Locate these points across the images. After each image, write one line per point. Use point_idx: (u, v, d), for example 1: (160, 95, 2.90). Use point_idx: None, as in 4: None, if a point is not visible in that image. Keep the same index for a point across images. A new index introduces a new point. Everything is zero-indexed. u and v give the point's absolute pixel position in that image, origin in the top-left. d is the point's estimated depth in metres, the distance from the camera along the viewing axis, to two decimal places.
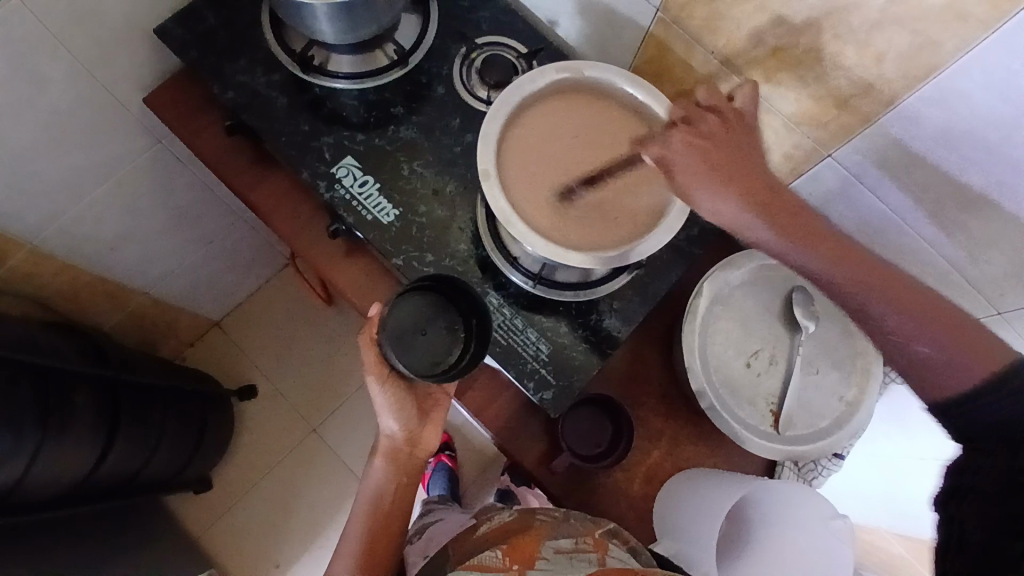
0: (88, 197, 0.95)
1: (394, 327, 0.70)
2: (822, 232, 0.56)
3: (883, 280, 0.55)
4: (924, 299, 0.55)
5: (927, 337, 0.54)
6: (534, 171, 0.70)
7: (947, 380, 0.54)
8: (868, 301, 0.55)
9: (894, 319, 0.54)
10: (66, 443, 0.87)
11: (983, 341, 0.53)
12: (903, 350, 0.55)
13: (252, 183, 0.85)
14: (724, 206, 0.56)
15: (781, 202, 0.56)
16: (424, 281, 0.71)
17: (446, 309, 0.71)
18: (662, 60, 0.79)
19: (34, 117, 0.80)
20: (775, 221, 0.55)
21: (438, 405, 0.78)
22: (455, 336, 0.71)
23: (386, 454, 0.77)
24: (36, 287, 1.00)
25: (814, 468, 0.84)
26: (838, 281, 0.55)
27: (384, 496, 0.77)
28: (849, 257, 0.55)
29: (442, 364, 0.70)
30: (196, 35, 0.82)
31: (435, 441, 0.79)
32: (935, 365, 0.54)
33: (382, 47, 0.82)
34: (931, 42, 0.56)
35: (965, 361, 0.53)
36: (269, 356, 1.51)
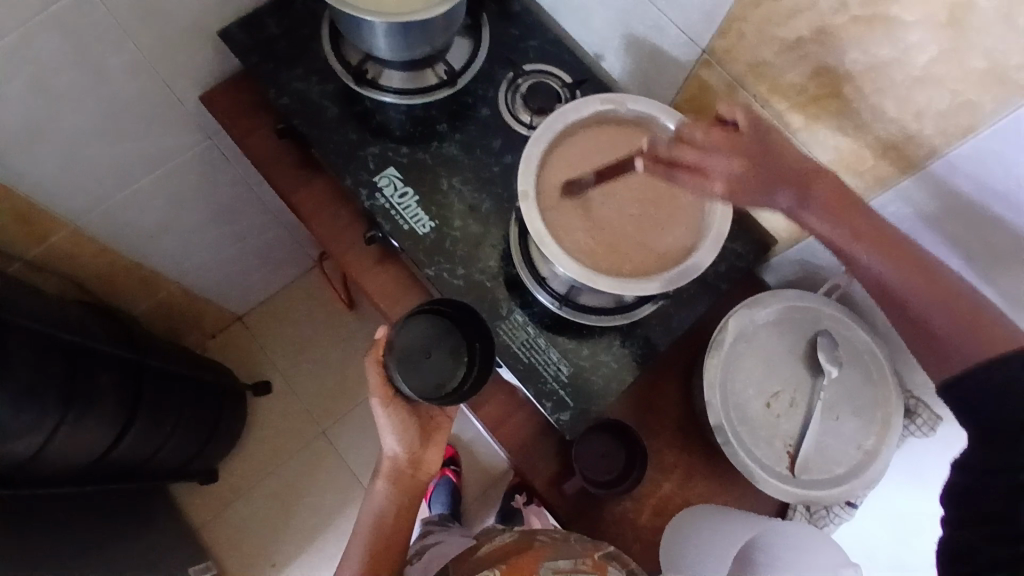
0: (134, 184, 0.99)
1: (402, 349, 0.71)
2: (863, 210, 0.61)
3: (899, 255, 0.59)
4: (942, 282, 0.58)
5: (944, 318, 0.57)
6: (570, 197, 0.71)
7: (949, 358, 0.56)
8: (891, 280, 0.58)
9: (913, 296, 0.58)
10: (86, 421, 0.90)
11: (997, 329, 0.54)
12: (916, 325, 0.58)
13: (295, 185, 0.87)
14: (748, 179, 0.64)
15: (840, 191, 0.62)
16: (432, 305, 0.72)
17: (451, 333, 0.73)
18: (702, 100, 0.80)
19: (95, 104, 0.84)
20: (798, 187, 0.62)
21: (439, 427, 0.79)
22: (458, 361, 0.72)
23: (388, 475, 0.78)
24: (74, 267, 1.03)
25: (825, 516, 0.83)
26: (861, 253, 0.60)
27: (385, 516, 0.77)
28: (889, 244, 0.59)
29: (444, 387, 0.71)
30: (257, 41, 0.86)
31: (436, 464, 0.80)
32: (943, 339, 0.56)
33: (433, 67, 0.85)
34: (970, 103, 0.57)
35: (974, 345, 0.54)
36: (287, 355, 1.53)
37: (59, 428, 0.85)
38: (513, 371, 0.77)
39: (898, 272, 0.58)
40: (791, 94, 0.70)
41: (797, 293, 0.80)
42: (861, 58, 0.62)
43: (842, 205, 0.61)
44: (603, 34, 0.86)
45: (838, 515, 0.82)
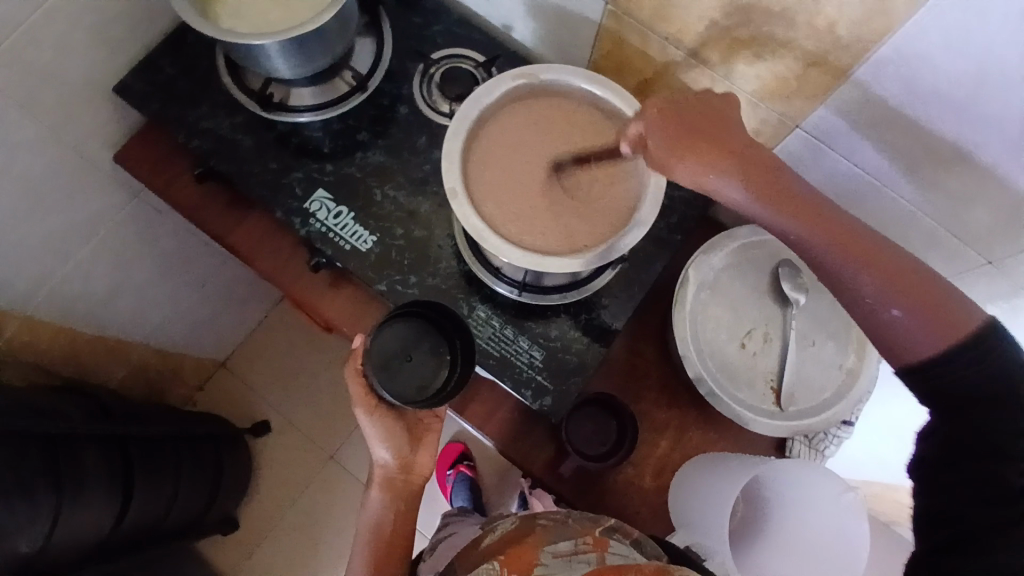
0: (72, 259, 0.96)
1: (379, 355, 0.69)
2: (806, 199, 0.57)
3: (851, 248, 0.55)
4: (900, 269, 0.55)
5: (901, 304, 0.54)
6: (502, 184, 0.69)
7: (898, 347, 0.56)
8: (845, 270, 0.56)
9: (874, 292, 0.55)
10: (81, 504, 0.88)
11: (956, 312, 0.54)
12: (873, 316, 0.56)
13: (229, 226, 0.85)
14: (703, 171, 0.57)
15: (769, 174, 0.57)
16: (409, 308, 0.70)
17: (430, 334, 0.70)
18: (617, 53, 0.78)
19: (7, 190, 0.80)
20: (744, 179, 0.56)
21: (430, 428, 0.77)
22: (440, 361, 0.69)
23: (382, 483, 0.76)
24: (37, 354, 1.00)
25: (825, 439, 0.82)
26: (814, 242, 0.56)
27: (384, 525, 0.75)
28: (849, 243, 0.56)
29: (428, 389, 0.68)
30: (154, 88, 0.82)
31: (430, 466, 0.78)
32: (903, 335, 0.55)
33: (340, 76, 0.81)
34: (880, 5, 0.55)
35: (928, 334, 0.54)
36: (278, 389, 1.51)
37: (57, 518, 0.83)
38: (486, 368, 0.76)
39: (851, 264, 0.55)
40: (702, 29, 0.68)
41: (751, 229, 0.79)
42: None
43: (782, 200, 0.56)
44: (506, 5, 0.82)
45: (836, 436, 0.81)
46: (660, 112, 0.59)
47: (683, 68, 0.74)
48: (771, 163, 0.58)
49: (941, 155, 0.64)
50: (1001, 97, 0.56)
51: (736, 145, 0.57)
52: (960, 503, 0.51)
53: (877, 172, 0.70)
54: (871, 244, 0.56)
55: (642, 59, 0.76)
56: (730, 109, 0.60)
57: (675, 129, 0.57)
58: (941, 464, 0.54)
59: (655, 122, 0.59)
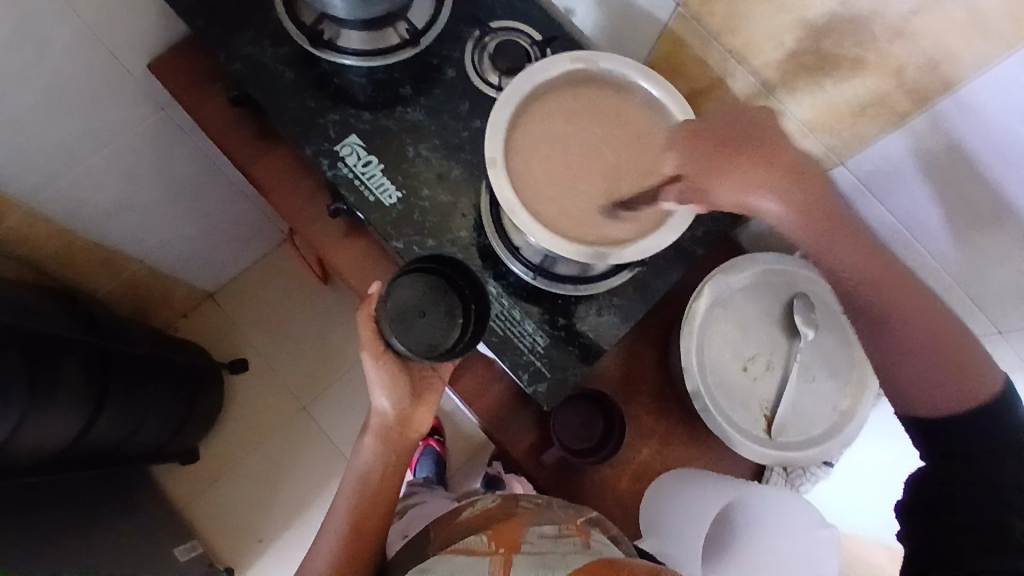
0: (86, 162, 0.93)
1: (393, 306, 0.69)
2: (858, 229, 0.58)
3: (907, 303, 0.59)
4: (946, 327, 0.60)
5: (937, 360, 0.59)
6: (541, 164, 0.68)
7: (919, 404, 0.62)
8: (899, 321, 0.59)
9: (920, 351, 0.59)
10: (53, 409, 0.86)
11: (983, 374, 0.59)
12: (910, 370, 0.61)
13: (254, 157, 0.83)
14: (760, 200, 0.55)
15: (822, 202, 0.56)
16: (425, 263, 0.70)
17: (447, 293, 0.70)
18: (675, 56, 0.77)
19: (37, 79, 0.78)
20: (799, 206, 0.55)
21: (432, 387, 0.76)
22: (453, 321, 0.70)
23: (376, 432, 0.76)
24: (30, 251, 0.98)
25: (801, 475, 0.83)
26: (869, 286, 0.58)
27: (372, 473, 0.75)
28: (909, 294, 0.59)
29: (438, 348, 0.69)
30: (202, 3, 0.80)
31: (426, 423, 0.78)
32: (930, 390, 0.60)
33: (394, 26, 0.80)
34: (951, 56, 0.56)
35: (953, 392, 0.59)
36: (263, 331, 1.50)
37: (25, 417, 0.81)
38: (487, 344, 0.76)
39: (895, 302, 0.58)
40: (768, 47, 0.67)
41: (773, 256, 0.79)
42: (841, 7, 0.59)
43: (846, 230, 0.57)
44: None
45: (813, 474, 0.83)
46: (693, 138, 0.61)
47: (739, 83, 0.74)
48: (819, 179, 0.57)
49: (976, 214, 0.63)
50: None
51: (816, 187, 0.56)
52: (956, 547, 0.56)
53: (910, 224, 0.70)
54: (909, 281, 0.59)
55: (699, 67, 0.76)
56: (771, 126, 0.58)
57: (711, 149, 0.59)
58: (933, 504, 0.60)
59: (689, 151, 0.61)
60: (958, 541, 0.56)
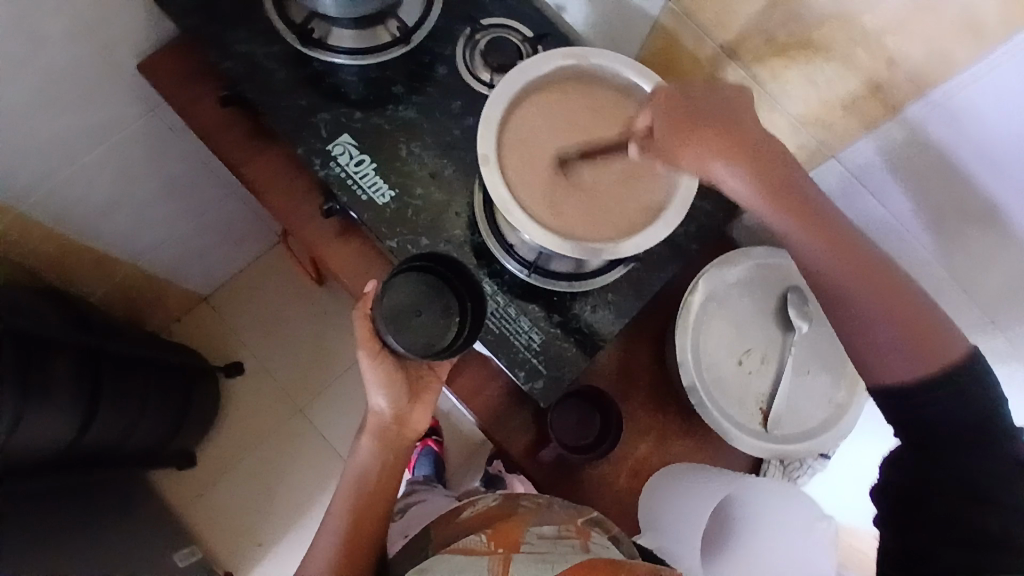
0: (76, 163, 0.93)
1: (390, 305, 0.68)
2: (819, 208, 0.59)
3: (865, 273, 0.59)
4: (907, 299, 0.59)
5: (891, 326, 0.59)
6: (534, 161, 0.68)
7: (873, 367, 0.61)
8: (849, 291, 0.59)
9: (877, 317, 0.59)
10: (48, 411, 0.85)
11: (945, 343, 0.58)
12: (863, 339, 0.60)
13: (247, 156, 0.83)
14: (709, 162, 0.58)
15: (772, 174, 0.58)
16: (424, 262, 0.70)
17: (443, 293, 0.70)
18: (667, 52, 0.77)
19: (24, 80, 0.77)
20: (750, 175, 0.57)
21: (429, 387, 0.76)
22: (449, 320, 0.70)
23: (373, 431, 0.75)
24: (22, 253, 0.97)
25: (799, 467, 0.83)
26: (825, 263, 0.59)
27: (370, 473, 0.74)
28: (861, 264, 0.59)
29: (435, 346, 0.68)
30: (192, 2, 0.80)
31: (424, 423, 0.77)
32: (882, 356, 0.60)
33: (385, 24, 0.80)
34: (942, 48, 0.56)
35: (909, 358, 0.59)
36: (258, 334, 1.49)
37: (19, 419, 0.80)
38: (483, 342, 0.76)
39: (846, 277, 0.59)
40: (760, 41, 0.67)
41: (767, 250, 0.79)
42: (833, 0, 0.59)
43: (802, 215, 0.58)
44: None
45: (810, 466, 0.83)
46: (668, 101, 0.61)
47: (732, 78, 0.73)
48: (774, 152, 0.58)
49: (969, 208, 0.64)
50: None
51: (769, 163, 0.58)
52: (926, 541, 0.56)
53: (903, 218, 0.70)
54: (869, 258, 0.60)
55: (692, 62, 0.76)
56: (743, 102, 0.60)
57: (677, 115, 0.60)
58: (908, 494, 0.59)
59: (663, 111, 0.61)
60: (936, 539, 0.55)
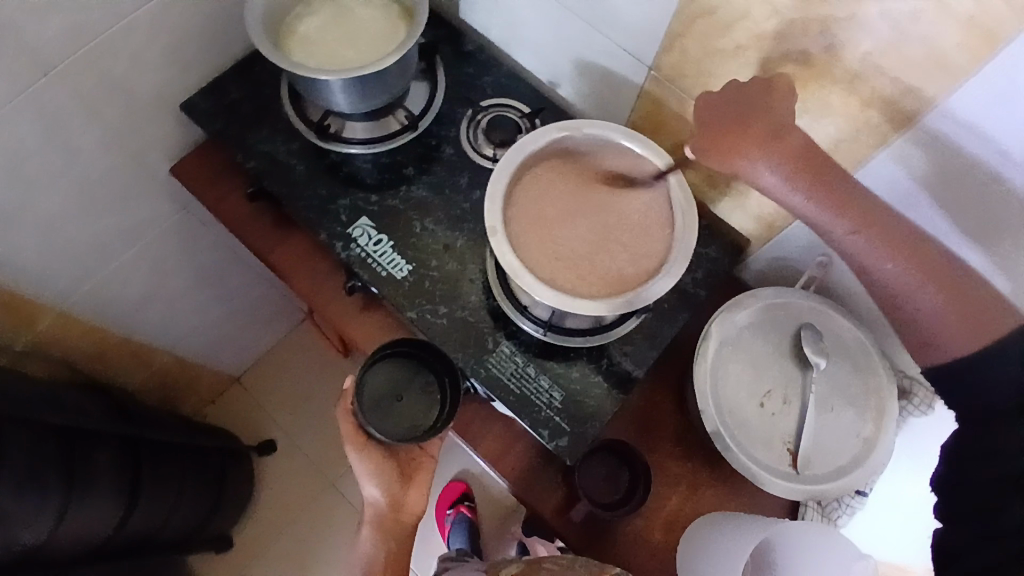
0: (115, 260, 1.00)
1: (371, 396, 0.72)
2: (850, 191, 0.59)
3: (897, 249, 0.57)
4: (949, 277, 0.56)
5: (941, 300, 0.55)
6: (539, 228, 0.72)
7: (926, 346, 0.57)
8: (887, 272, 0.57)
9: (920, 296, 0.56)
10: (89, 499, 0.88)
11: (992, 313, 0.54)
12: (910, 313, 0.57)
13: (272, 243, 0.89)
14: (733, 156, 0.62)
15: (811, 161, 0.60)
16: (394, 349, 0.74)
17: (419, 374, 0.74)
18: (657, 115, 0.82)
19: (68, 188, 0.85)
20: (781, 164, 0.60)
21: (421, 467, 0.78)
22: (431, 398, 0.73)
23: (373, 522, 0.79)
24: (64, 349, 1.04)
25: (837, 508, 0.81)
26: (857, 249, 0.59)
27: (376, 562, 0.78)
28: (900, 249, 0.57)
29: (420, 426, 0.72)
30: (219, 108, 0.88)
31: (421, 505, 0.80)
32: (931, 333, 0.56)
33: (394, 114, 0.86)
34: (911, 88, 0.59)
35: (951, 331, 0.55)
36: (290, 413, 1.52)
37: (64, 512, 0.84)
38: (506, 404, 0.78)
39: (877, 249, 0.57)
40: None
41: (774, 291, 0.81)
42: (802, 57, 0.64)
43: (822, 185, 0.59)
44: (554, 63, 0.88)
45: (849, 506, 0.80)
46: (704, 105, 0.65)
47: None
48: (813, 148, 0.61)
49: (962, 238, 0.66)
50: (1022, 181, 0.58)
51: (817, 159, 0.61)
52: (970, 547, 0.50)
53: None
54: (904, 233, 0.58)
55: (680, 122, 0.80)
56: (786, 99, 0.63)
57: (722, 125, 0.63)
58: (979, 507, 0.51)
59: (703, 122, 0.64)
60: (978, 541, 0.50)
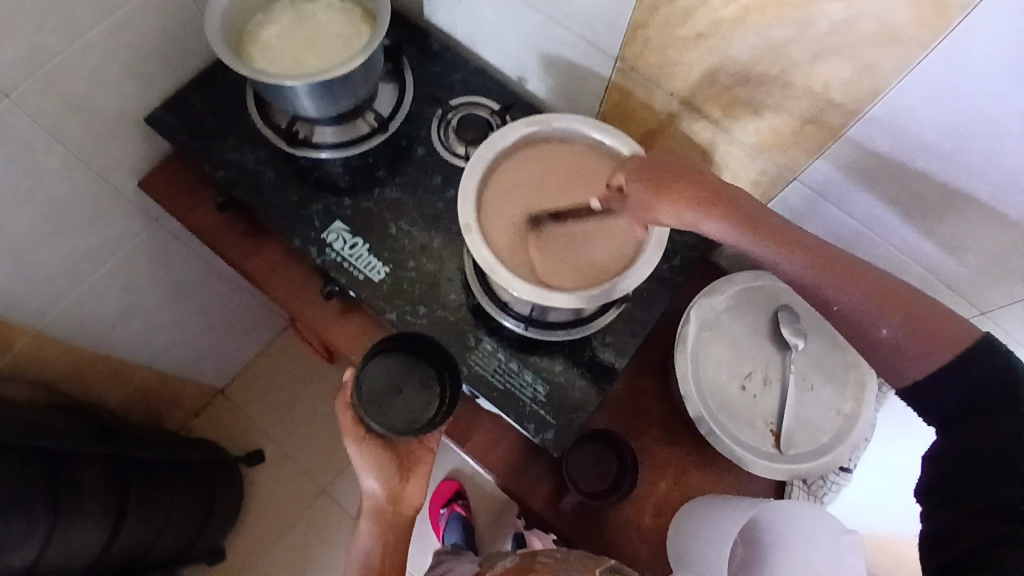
0: (88, 279, 0.98)
1: (369, 389, 0.71)
2: (785, 227, 0.54)
3: (851, 276, 0.52)
4: (908, 301, 0.52)
5: (898, 326, 0.51)
6: (515, 224, 0.72)
7: (895, 372, 0.53)
8: (844, 301, 0.52)
9: (883, 324, 0.52)
10: (75, 524, 0.87)
11: (951, 330, 0.51)
12: (873, 341, 0.53)
13: (246, 253, 0.88)
14: (668, 209, 0.56)
15: (745, 210, 0.54)
16: (394, 342, 0.73)
17: (419, 367, 0.73)
18: (624, 105, 0.82)
19: (34, 210, 0.83)
20: (717, 211, 0.53)
21: (421, 460, 0.78)
22: (430, 392, 0.72)
23: (371, 516, 0.78)
24: (41, 372, 1.02)
25: (823, 485, 0.82)
26: (808, 279, 0.53)
27: (373, 557, 0.76)
28: (855, 279, 0.52)
29: (419, 420, 0.70)
30: (184, 120, 0.87)
31: (420, 497, 0.78)
32: (900, 358, 0.52)
33: (363, 116, 0.86)
34: (870, 66, 0.60)
35: (922, 357, 0.51)
36: (277, 422, 1.51)
37: (51, 536, 0.83)
38: (490, 400, 0.78)
39: (835, 285, 0.52)
40: (703, 85, 0.73)
41: (751, 274, 0.82)
42: (761, 42, 0.64)
43: (767, 228, 0.53)
44: (520, 58, 0.88)
45: (835, 482, 0.82)
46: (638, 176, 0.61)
47: (686, 121, 0.78)
48: (731, 193, 0.55)
49: (930, 207, 0.66)
50: (984, 151, 0.59)
51: (738, 202, 0.54)
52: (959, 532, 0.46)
53: (872, 223, 0.73)
54: (854, 264, 0.53)
55: (647, 112, 0.81)
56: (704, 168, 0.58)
57: (657, 176, 0.59)
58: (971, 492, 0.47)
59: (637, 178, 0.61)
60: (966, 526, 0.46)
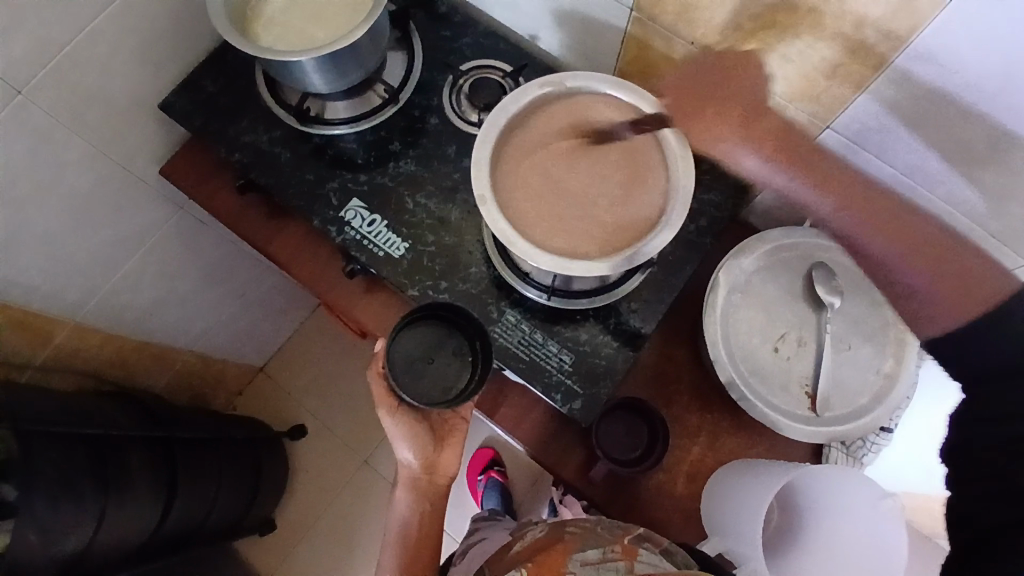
0: (121, 268, 1.00)
1: (402, 358, 0.71)
2: (826, 163, 0.60)
3: (887, 224, 0.56)
4: (942, 248, 0.54)
5: (923, 274, 0.54)
6: (531, 192, 0.70)
7: (919, 315, 0.54)
8: (886, 254, 0.56)
9: (911, 274, 0.54)
10: (125, 506, 0.91)
11: (987, 282, 0.51)
12: (902, 297, 0.55)
13: (269, 235, 0.88)
14: (716, 136, 0.66)
15: (781, 136, 0.64)
16: (426, 312, 0.72)
17: (451, 336, 0.72)
18: (644, 58, 0.78)
19: (61, 204, 0.85)
20: (763, 149, 0.63)
21: (455, 431, 0.77)
22: (462, 362, 0.71)
23: (407, 484, 0.78)
24: (86, 361, 1.05)
25: (862, 446, 0.78)
26: (852, 227, 0.57)
27: (410, 528, 0.76)
28: (897, 230, 0.56)
29: (452, 390, 0.70)
30: (197, 104, 0.86)
31: (455, 467, 0.78)
32: (925, 303, 0.53)
33: (373, 89, 0.84)
34: (907, 5, 0.55)
35: (944, 305, 0.53)
36: (316, 395, 1.55)
37: (103, 518, 0.87)
38: (516, 372, 0.77)
39: (870, 235, 0.56)
40: (726, 31, 0.68)
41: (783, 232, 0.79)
42: None
43: (811, 171, 0.60)
44: (532, 15, 0.84)
45: (875, 443, 0.77)
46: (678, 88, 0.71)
47: None
48: (776, 124, 0.65)
49: (974, 154, 0.62)
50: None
51: (804, 146, 0.62)
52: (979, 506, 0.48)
53: (910, 172, 0.68)
54: (903, 214, 0.56)
55: (668, 64, 0.77)
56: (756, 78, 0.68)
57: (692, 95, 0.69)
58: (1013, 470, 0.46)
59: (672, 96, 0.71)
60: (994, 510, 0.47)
